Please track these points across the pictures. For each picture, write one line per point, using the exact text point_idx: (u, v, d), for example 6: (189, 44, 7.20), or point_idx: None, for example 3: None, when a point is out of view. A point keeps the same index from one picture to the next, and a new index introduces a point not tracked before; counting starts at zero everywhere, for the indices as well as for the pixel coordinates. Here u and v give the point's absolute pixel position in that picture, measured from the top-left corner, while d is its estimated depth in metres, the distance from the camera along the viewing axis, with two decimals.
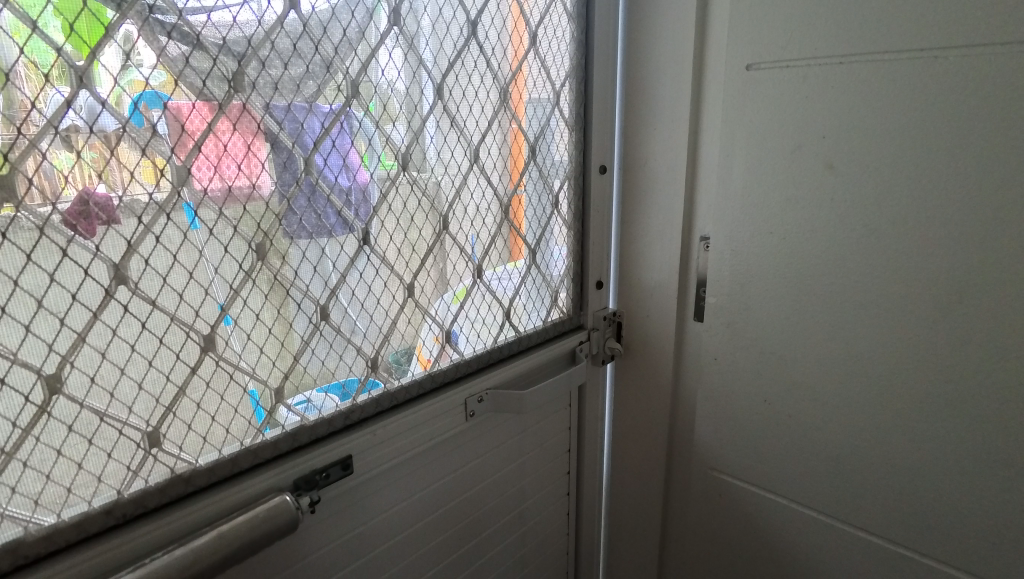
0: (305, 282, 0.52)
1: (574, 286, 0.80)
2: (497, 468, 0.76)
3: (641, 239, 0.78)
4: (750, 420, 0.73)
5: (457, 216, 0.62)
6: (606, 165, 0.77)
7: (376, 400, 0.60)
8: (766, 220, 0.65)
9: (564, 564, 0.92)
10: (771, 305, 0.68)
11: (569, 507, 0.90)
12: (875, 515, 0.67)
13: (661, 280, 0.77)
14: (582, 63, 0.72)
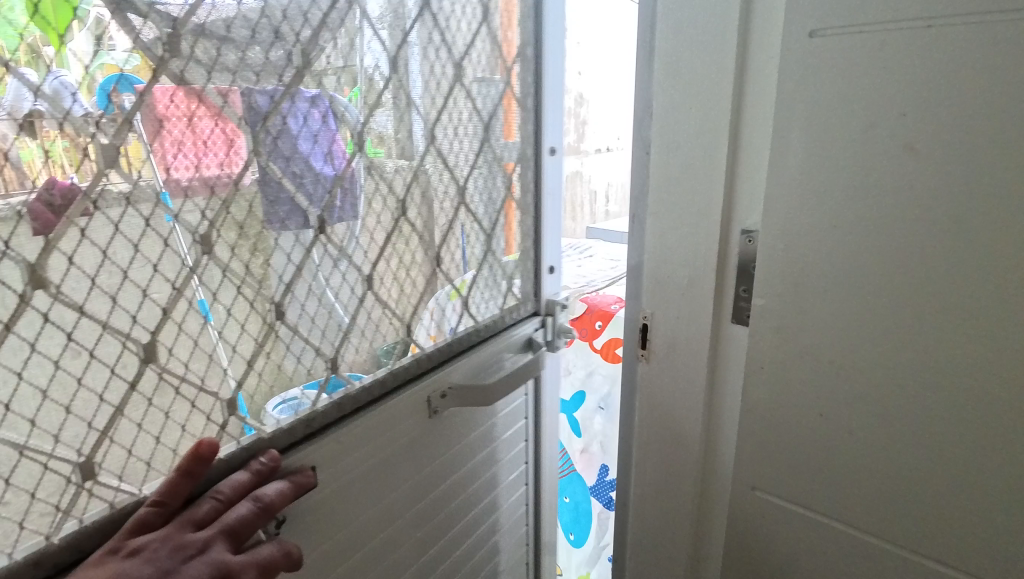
0: (257, 282, 0.53)
1: (529, 277, 0.85)
2: (460, 460, 0.79)
3: (672, 232, 0.71)
4: (799, 434, 0.62)
5: (414, 200, 0.66)
6: (553, 146, 0.82)
7: (338, 404, 0.61)
8: (825, 206, 0.56)
9: (523, 542, 0.99)
10: (829, 306, 0.58)
11: (527, 490, 0.97)
12: (946, 543, 0.56)
13: (694, 276, 0.70)
14: (533, 45, 0.76)
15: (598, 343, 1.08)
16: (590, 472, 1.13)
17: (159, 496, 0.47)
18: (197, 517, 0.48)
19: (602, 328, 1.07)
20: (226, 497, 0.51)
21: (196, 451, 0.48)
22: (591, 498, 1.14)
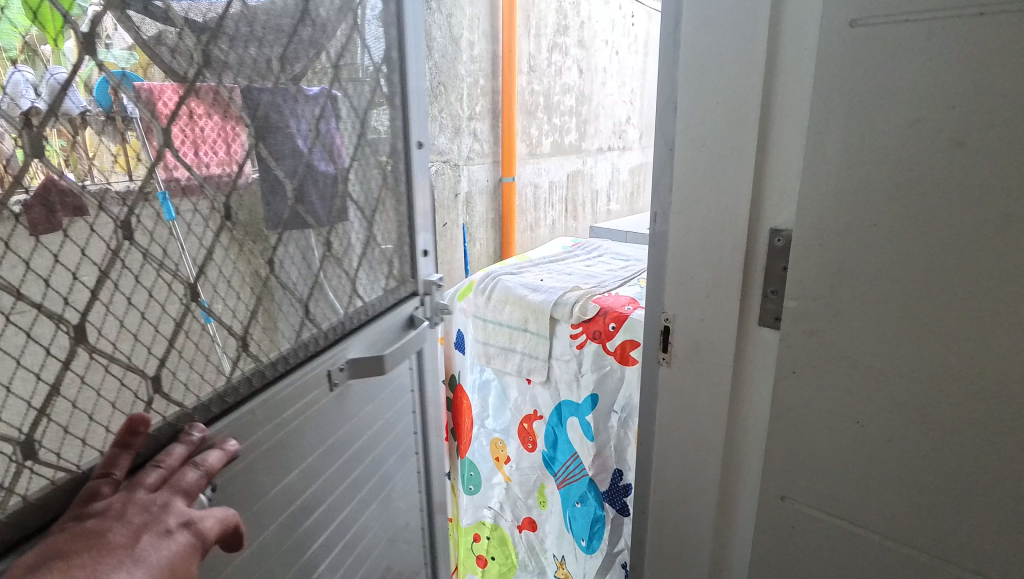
0: (174, 264, 0.59)
1: (407, 261, 0.98)
2: (365, 427, 0.91)
3: (696, 230, 0.69)
4: (833, 443, 0.60)
5: (310, 189, 0.74)
6: (422, 142, 0.95)
7: (250, 378, 0.68)
8: (864, 205, 0.53)
9: (416, 509, 1.09)
10: (868, 310, 0.55)
11: (416, 456, 1.09)
12: (989, 557, 0.54)
13: (720, 276, 0.68)
14: (398, 55, 0.87)
15: (612, 345, 1.05)
16: (603, 477, 1.12)
17: (103, 466, 0.51)
18: (145, 482, 0.53)
19: (617, 330, 1.05)
20: (167, 465, 0.56)
21: (132, 425, 0.53)
22: (604, 504, 1.12)
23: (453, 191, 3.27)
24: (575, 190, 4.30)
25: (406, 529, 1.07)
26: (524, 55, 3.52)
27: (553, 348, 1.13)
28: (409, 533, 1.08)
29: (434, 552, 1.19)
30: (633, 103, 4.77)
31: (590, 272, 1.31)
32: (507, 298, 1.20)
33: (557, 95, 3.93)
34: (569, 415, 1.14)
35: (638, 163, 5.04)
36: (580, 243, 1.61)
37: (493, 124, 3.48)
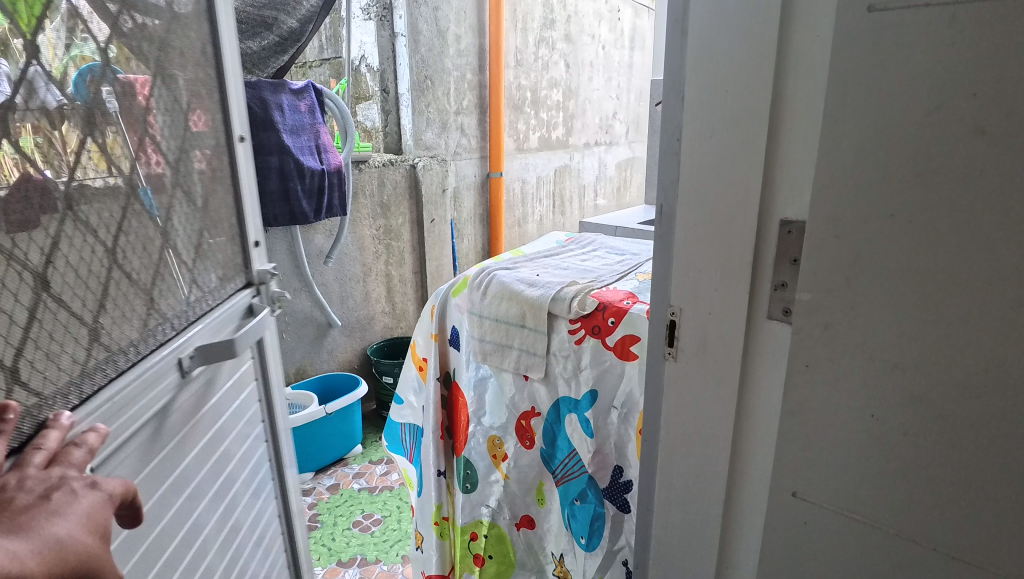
0: (23, 255, 0.63)
1: (239, 250, 1.09)
2: (218, 408, 1.00)
3: (704, 222, 0.68)
4: (846, 437, 0.59)
5: (147, 188, 0.84)
6: (242, 136, 1.08)
7: (113, 364, 0.75)
8: (880, 195, 0.52)
9: (269, 480, 1.21)
10: (885, 302, 0.54)
11: (264, 434, 1.19)
12: (1008, 555, 0.52)
13: (729, 268, 0.67)
14: (215, 66, 1.01)
15: (611, 341, 1.04)
16: (603, 473, 1.09)
17: None
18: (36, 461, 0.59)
19: (616, 325, 1.03)
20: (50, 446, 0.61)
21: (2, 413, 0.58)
22: (604, 500, 1.10)
23: (441, 186, 3.26)
24: (563, 185, 4.30)
25: (263, 498, 1.18)
26: (509, 50, 3.53)
27: (551, 343, 1.12)
28: (263, 491, 1.18)
29: (289, 505, 1.29)
30: (620, 97, 4.78)
31: (586, 266, 1.29)
32: (504, 293, 1.18)
33: (544, 89, 3.93)
34: (568, 411, 1.12)
35: (625, 158, 5.03)
36: (574, 237, 1.59)
37: (481, 119, 3.47)
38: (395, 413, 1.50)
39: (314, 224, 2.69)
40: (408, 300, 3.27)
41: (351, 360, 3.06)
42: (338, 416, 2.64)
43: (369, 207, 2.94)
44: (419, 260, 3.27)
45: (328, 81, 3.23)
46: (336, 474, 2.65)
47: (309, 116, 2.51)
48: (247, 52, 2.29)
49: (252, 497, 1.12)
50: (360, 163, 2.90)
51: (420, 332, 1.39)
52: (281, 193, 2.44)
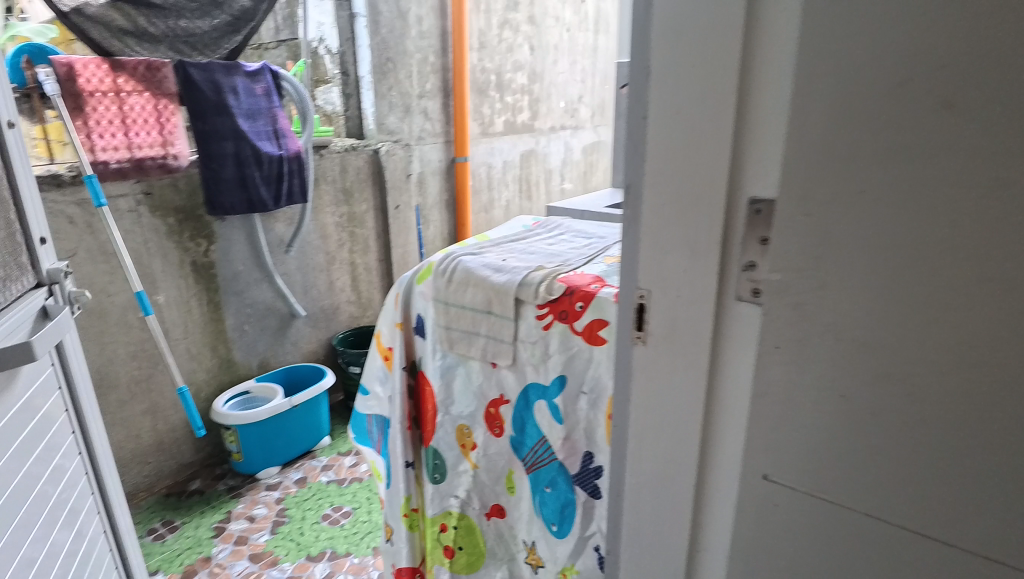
0: None
1: (24, 247, 1.05)
2: (21, 416, 0.95)
3: (671, 202, 0.66)
4: (816, 417, 0.59)
5: None
6: (11, 123, 1.05)
7: None
8: (850, 171, 0.51)
9: (83, 491, 1.16)
10: (856, 281, 0.53)
11: (74, 443, 1.14)
12: (974, 528, 0.52)
13: (698, 249, 0.65)
14: None
15: (579, 326, 1.02)
16: (573, 460, 1.08)
17: None
18: None
19: (584, 310, 1.02)
20: None
21: None
22: (574, 487, 1.09)
23: (406, 171, 3.19)
24: (530, 170, 4.27)
25: (79, 508, 1.13)
26: (473, 31, 3.49)
27: (519, 330, 1.10)
28: (81, 493, 1.15)
29: (108, 498, 1.26)
30: (586, 81, 4.75)
31: (553, 251, 1.27)
32: (469, 280, 1.15)
33: (509, 73, 3.88)
34: (537, 398, 1.10)
35: (592, 142, 5.00)
36: (540, 221, 1.56)
37: (445, 103, 3.41)
38: (360, 404, 1.47)
39: (273, 212, 2.60)
40: (374, 289, 3.21)
41: (316, 351, 2.99)
42: (304, 409, 2.58)
43: (331, 194, 2.87)
44: (385, 248, 3.21)
45: (285, 63, 3.12)
46: (303, 468, 2.60)
47: (266, 100, 2.42)
48: (198, 32, 2.22)
49: (67, 509, 1.08)
50: (321, 148, 2.82)
51: (384, 322, 1.35)
52: (237, 180, 2.34)
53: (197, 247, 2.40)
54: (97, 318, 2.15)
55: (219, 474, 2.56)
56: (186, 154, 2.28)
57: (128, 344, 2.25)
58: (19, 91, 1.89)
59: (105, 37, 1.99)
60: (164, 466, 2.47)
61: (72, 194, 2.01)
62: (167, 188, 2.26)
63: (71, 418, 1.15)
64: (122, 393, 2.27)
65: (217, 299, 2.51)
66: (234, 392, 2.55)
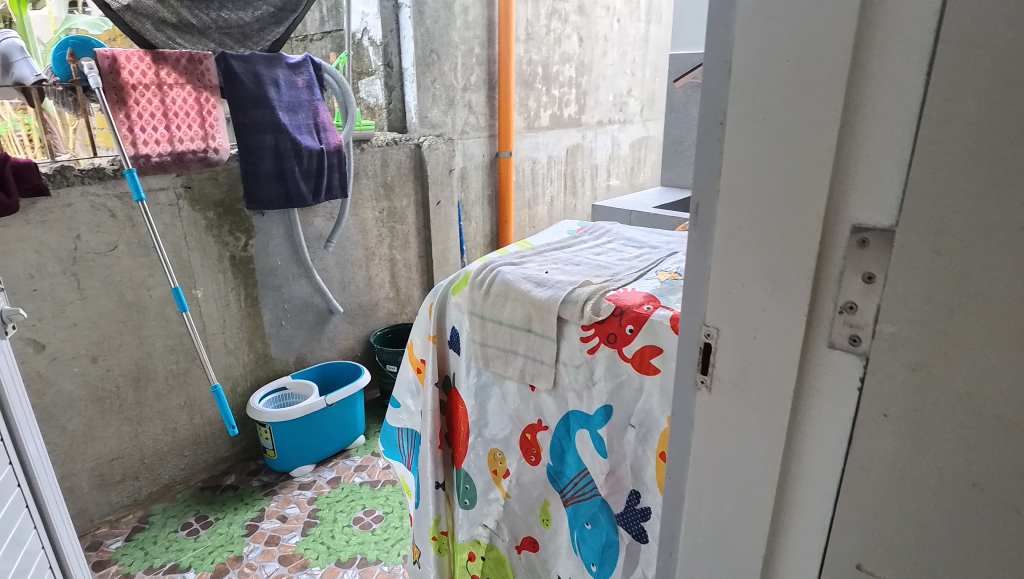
0: None
1: None
2: None
3: (751, 226, 0.54)
4: (934, 508, 0.48)
5: None
6: None
7: None
8: (1005, 206, 0.40)
9: (27, 537, 0.97)
10: (1004, 341, 0.41)
11: (17, 480, 0.96)
12: None
13: (782, 283, 0.53)
14: None
15: (629, 351, 0.92)
16: (617, 498, 0.97)
17: None
18: None
19: (634, 335, 0.91)
20: None
21: None
22: (617, 527, 0.98)
23: (447, 166, 3.12)
24: (575, 165, 4.14)
25: (20, 559, 0.94)
26: (519, 22, 3.39)
27: (560, 351, 1.00)
28: (25, 540, 0.96)
29: (59, 548, 1.07)
30: (636, 73, 4.57)
31: (600, 262, 1.16)
32: (508, 293, 1.05)
33: (556, 65, 3.75)
34: (578, 427, 1.00)
35: (640, 137, 4.82)
36: (587, 227, 1.45)
37: (489, 96, 3.31)
38: (391, 417, 1.40)
39: (312, 207, 2.57)
40: (413, 285, 3.16)
41: (354, 348, 2.96)
42: (338, 408, 2.55)
43: (372, 189, 2.81)
44: (424, 244, 3.14)
45: (328, 55, 3.09)
46: (336, 467, 2.56)
47: (307, 92, 2.37)
48: (239, 23, 2.17)
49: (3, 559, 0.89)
50: (362, 142, 2.76)
51: (417, 332, 1.27)
52: (275, 174, 2.30)
53: (236, 242, 2.38)
54: (136, 312, 2.15)
55: (254, 469, 2.56)
56: (227, 147, 2.25)
57: (166, 338, 2.25)
58: (64, 84, 1.88)
59: (145, 28, 1.95)
60: (200, 459, 2.47)
61: (113, 187, 2.02)
62: (207, 182, 2.26)
63: (16, 450, 0.98)
64: (160, 386, 2.28)
65: (255, 294, 2.49)
66: (270, 388, 2.53)
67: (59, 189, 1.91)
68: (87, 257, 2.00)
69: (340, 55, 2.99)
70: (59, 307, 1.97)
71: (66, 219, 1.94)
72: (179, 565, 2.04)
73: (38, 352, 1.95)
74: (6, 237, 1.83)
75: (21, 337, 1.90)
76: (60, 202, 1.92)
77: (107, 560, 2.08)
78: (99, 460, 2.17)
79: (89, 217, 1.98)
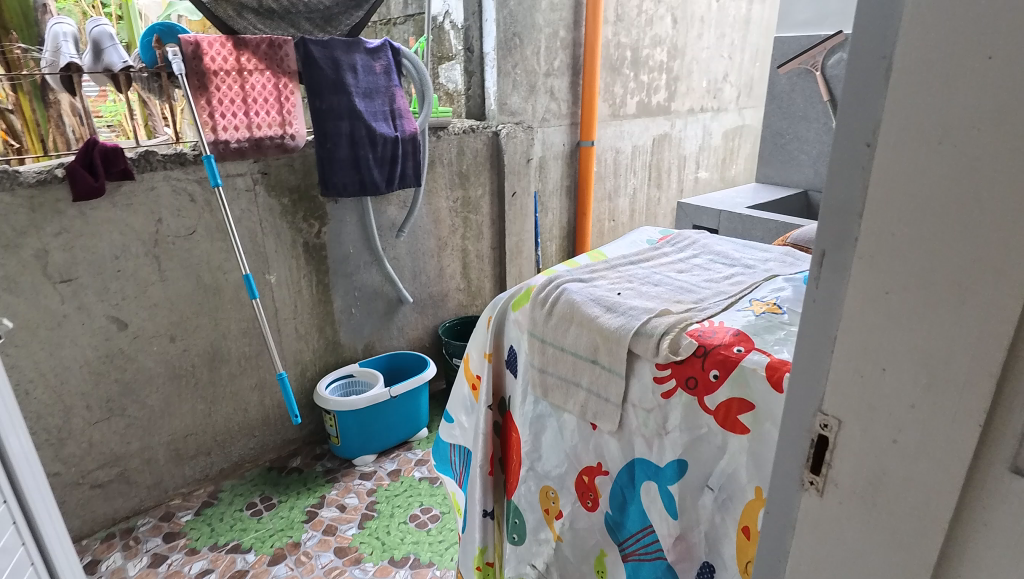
0: None
1: None
2: None
3: (906, 293, 0.39)
4: None
5: None
6: None
7: None
8: None
9: (14, 551, 0.98)
10: None
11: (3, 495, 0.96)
12: None
13: (944, 379, 0.38)
14: None
15: (712, 402, 0.77)
16: (686, 565, 0.84)
17: None
18: None
19: (719, 382, 0.76)
20: None
21: None
22: None
23: (526, 156, 2.99)
24: (661, 156, 3.90)
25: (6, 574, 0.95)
26: (609, 2, 3.19)
27: (630, 391, 0.86)
28: (11, 555, 0.97)
29: (49, 558, 1.08)
30: (733, 57, 4.24)
31: (683, 283, 1.00)
32: (573, 317, 0.93)
33: (646, 48, 3.52)
34: (645, 477, 0.87)
35: (735, 126, 4.49)
36: (670, 235, 1.30)
37: (573, 82, 3.15)
38: (444, 431, 1.31)
39: (386, 195, 2.52)
40: (485, 277, 3.07)
41: (422, 338, 2.92)
42: (403, 400, 2.51)
43: (446, 177, 2.74)
44: (498, 235, 3.05)
45: (409, 39, 3.04)
46: (398, 459, 2.54)
47: (385, 78, 2.31)
48: (320, 7, 2.14)
49: None
50: (439, 129, 2.68)
51: (474, 347, 1.17)
52: (351, 161, 2.25)
53: (310, 228, 2.37)
54: (213, 294, 2.19)
55: (319, 453, 2.58)
56: (303, 133, 2.23)
57: (240, 321, 2.28)
58: (149, 70, 1.91)
59: (229, 15, 1.96)
60: (269, 440, 2.51)
61: (193, 172, 2.05)
62: (283, 168, 2.25)
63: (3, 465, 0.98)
64: (233, 367, 2.32)
65: (327, 281, 2.48)
66: (337, 374, 2.52)
67: (144, 173, 1.95)
68: (168, 240, 2.04)
69: (421, 40, 2.92)
70: (141, 288, 2.02)
71: (149, 202, 1.98)
72: (241, 545, 2.08)
73: (122, 330, 2.02)
74: (95, 219, 1.88)
75: (105, 315, 1.97)
76: (144, 185, 1.96)
77: (177, 533, 2.15)
78: (175, 435, 2.24)
79: (170, 200, 2.02)
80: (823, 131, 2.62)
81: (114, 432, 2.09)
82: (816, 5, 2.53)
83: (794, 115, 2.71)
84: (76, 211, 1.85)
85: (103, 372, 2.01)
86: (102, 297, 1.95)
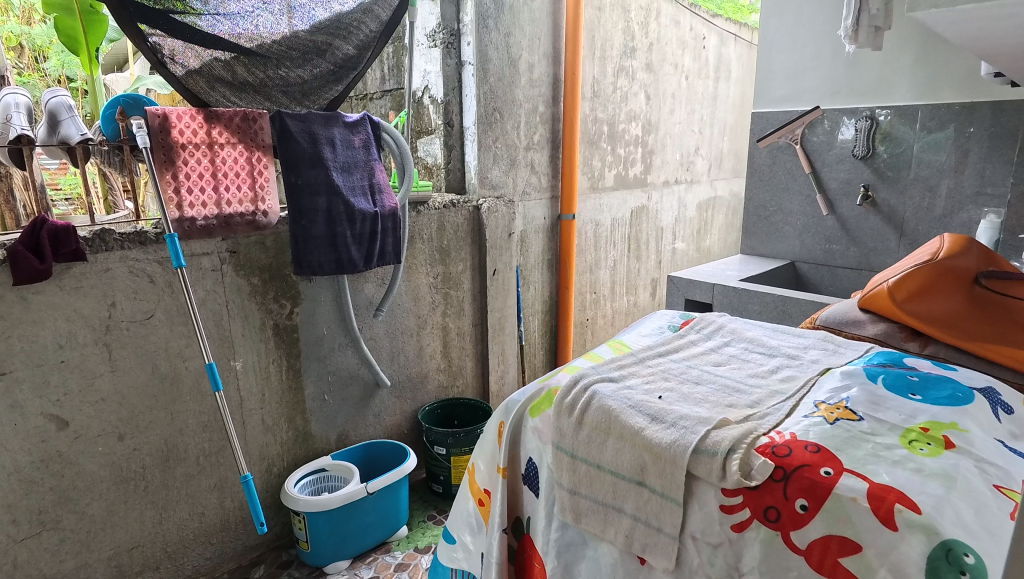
0: None
1: None
2: None
3: None
4: None
5: None
6: None
7: None
8: None
9: None
10: None
11: None
12: None
13: None
14: None
15: (800, 540, 0.75)
16: None
17: None
18: None
19: (809, 516, 0.75)
20: None
21: None
22: None
23: (508, 230, 2.90)
24: (639, 227, 3.89)
25: None
26: (586, 79, 3.23)
27: (688, 521, 0.84)
28: None
29: None
30: (703, 132, 4.34)
31: (726, 380, 1.00)
32: (610, 429, 0.93)
33: (622, 123, 3.56)
34: None
35: (707, 197, 4.55)
36: (691, 320, 1.26)
37: (553, 156, 3.14)
38: (445, 553, 1.28)
39: (364, 272, 2.38)
40: (466, 356, 2.91)
41: (400, 425, 2.70)
42: (381, 495, 2.28)
43: (427, 253, 2.62)
44: (480, 311, 2.92)
45: (387, 114, 2.99)
46: (376, 564, 2.27)
47: (364, 152, 2.22)
48: (298, 81, 2.06)
49: None
50: (419, 204, 2.56)
51: (483, 459, 1.18)
52: (327, 238, 2.11)
53: (281, 309, 2.20)
54: (171, 385, 1.97)
55: (285, 561, 2.30)
56: (276, 210, 2.10)
57: (200, 414, 2.05)
58: (111, 144, 1.77)
59: (202, 88, 1.84)
60: (228, 548, 2.22)
61: (154, 252, 1.88)
62: (254, 246, 2.10)
63: None
64: (190, 467, 2.06)
65: (298, 365, 2.28)
66: (308, 470, 2.28)
67: (97, 254, 1.77)
68: (121, 326, 1.84)
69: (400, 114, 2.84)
70: (87, 380, 1.79)
71: (102, 285, 1.79)
72: None
73: (61, 430, 1.77)
74: (36, 304, 1.68)
75: (42, 413, 1.73)
76: (97, 267, 1.77)
77: None
78: (118, 549, 1.94)
79: (127, 283, 1.84)
80: (808, 203, 2.63)
81: (45, 549, 1.79)
82: (793, 82, 2.58)
83: (776, 188, 2.71)
84: (16, 295, 1.64)
85: (35, 480, 1.74)
86: (40, 393, 1.72)
